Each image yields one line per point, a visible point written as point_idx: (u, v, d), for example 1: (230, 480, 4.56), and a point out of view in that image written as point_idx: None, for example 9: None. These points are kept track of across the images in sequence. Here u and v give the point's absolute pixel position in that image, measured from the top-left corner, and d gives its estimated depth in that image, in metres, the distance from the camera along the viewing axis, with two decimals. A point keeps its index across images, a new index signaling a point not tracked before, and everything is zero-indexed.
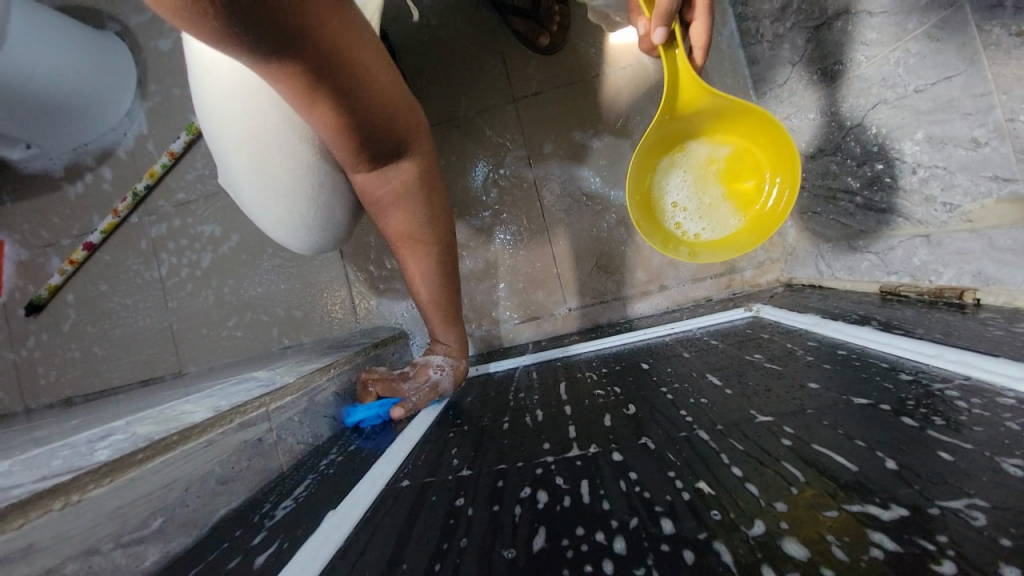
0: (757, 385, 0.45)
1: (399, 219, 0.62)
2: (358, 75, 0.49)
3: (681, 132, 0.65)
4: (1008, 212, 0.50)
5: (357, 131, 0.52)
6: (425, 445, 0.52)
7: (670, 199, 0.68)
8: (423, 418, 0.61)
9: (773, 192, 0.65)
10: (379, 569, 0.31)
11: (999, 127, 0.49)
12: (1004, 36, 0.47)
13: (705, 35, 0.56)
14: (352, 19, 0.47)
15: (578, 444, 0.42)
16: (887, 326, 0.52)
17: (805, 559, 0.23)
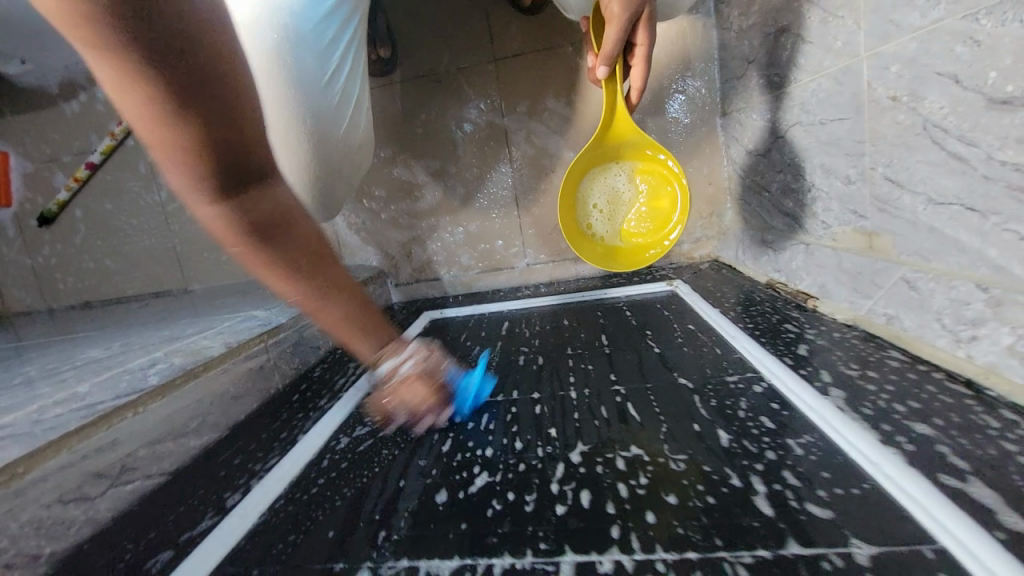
0: (631, 359, 0.63)
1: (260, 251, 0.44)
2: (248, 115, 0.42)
3: (607, 159, 0.81)
4: (856, 241, 0.63)
5: (235, 164, 0.41)
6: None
7: (585, 217, 0.84)
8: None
9: (667, 227, 0.83)
10: (344, 461, 0.50)
11: (865, 172, 0.59)
12: (883, 97, 0.55)
13: (642, 79, 0.72)
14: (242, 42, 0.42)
15: (493, 392, 0.59)
16: (747, 320, 0.67)
17: (578, 476, 0.40)
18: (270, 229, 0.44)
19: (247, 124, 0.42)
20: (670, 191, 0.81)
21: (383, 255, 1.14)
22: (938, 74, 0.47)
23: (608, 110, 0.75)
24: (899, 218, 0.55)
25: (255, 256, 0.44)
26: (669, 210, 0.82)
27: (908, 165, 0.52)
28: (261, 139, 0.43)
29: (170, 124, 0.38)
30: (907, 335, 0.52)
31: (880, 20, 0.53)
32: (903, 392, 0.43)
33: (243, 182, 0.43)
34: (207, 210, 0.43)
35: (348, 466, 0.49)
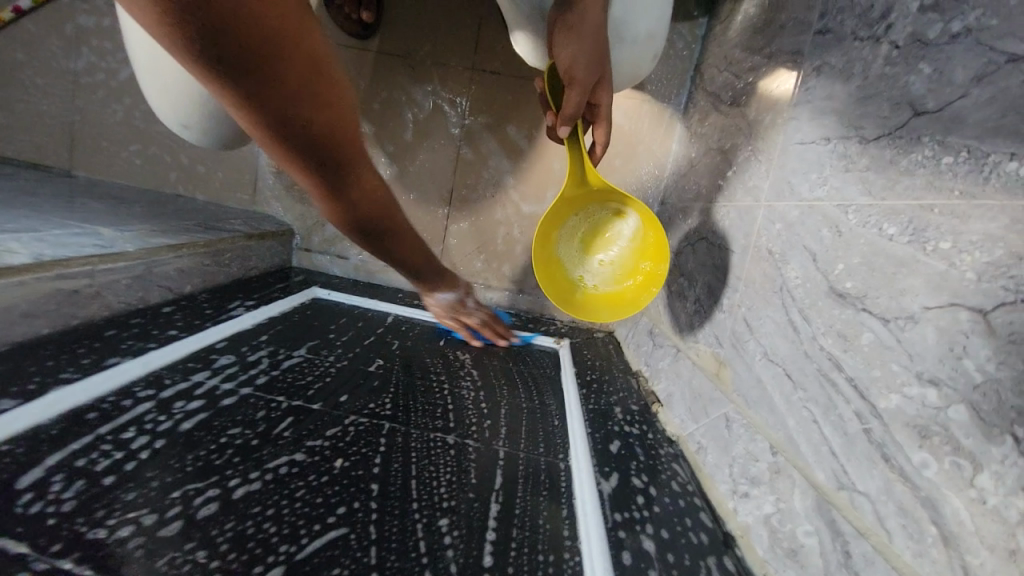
0: (473, 407, 0.62)
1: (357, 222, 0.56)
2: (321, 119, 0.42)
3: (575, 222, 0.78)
4: (708, 364, 0.66)
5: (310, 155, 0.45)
6: (226, 344, 0.65)
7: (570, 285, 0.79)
8: (248, 317, 0.73)
9: (648, 248, 0.75)
10: (111, 425, 0.45)
11: (733, 306, 0.62)
12: (763, 247, 0.58)
13: (605, 136, 0.70)
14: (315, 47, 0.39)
15: (318, 397, 0.56)
16: (592, 402, 0.69)
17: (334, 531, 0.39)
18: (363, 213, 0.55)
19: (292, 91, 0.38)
20: (641, 213, 0.74)
21: (299, 214, 1.08)
22: (804, 247, 0.50)
23: (574, 162, 0.73)
24: (740, 357, 0.58)
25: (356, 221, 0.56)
26: (645, 234, 0.75)
27: (761, 316, 0.55)
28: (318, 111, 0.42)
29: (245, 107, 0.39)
30: (704, 468, 0.55)
31: (782, 177, 0.56)
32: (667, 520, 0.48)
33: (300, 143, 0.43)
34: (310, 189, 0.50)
35: (113, 433, 0.44)
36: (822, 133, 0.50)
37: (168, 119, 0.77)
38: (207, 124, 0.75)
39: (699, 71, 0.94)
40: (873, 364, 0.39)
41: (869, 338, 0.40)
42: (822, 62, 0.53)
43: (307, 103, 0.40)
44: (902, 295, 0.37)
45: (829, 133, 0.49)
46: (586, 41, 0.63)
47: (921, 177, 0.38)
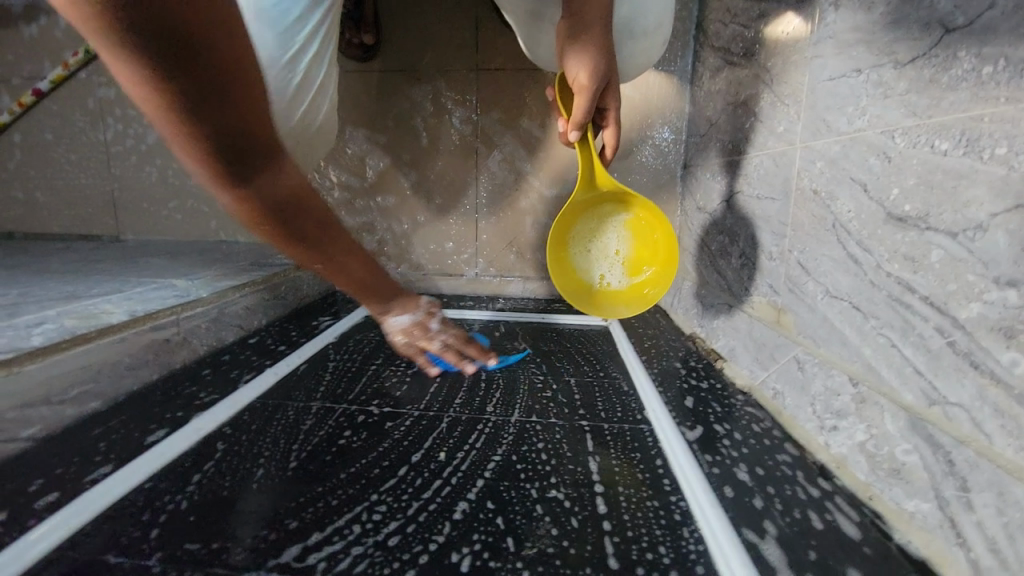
0: (545, 387, 0.65)
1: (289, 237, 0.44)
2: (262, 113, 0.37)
3: (588, 214, 0.74)
4: (767, 313, 0.67)
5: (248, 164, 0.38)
6: (305, 366, 0.69)
7: (574, 279, 0.76)
8: (315, 341, 0.77)
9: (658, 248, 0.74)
10: (237, 443, 0.50)
11: (783, 253, 0.63)
12: (807, 188, 0.58)
13: (615, 138, 0.70)
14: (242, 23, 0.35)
15: (405, 399, 0.60)
16: (655, 366, 0.72)
17: (459, 503, 0.42)
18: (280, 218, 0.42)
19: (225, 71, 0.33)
20: (654, 212, 0.73)
21: None
22: (853, 180, 0.50)
23: (584, 166, 0.71)
24: (801, 301, 0.59)
25: (284, 240, 0.44)
26: (657, 232, 0.73)
27: (816, 256, 0.56)
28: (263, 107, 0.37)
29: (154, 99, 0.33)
30: (784, 412, 0.57)
31: (816, 117, 0.57)
32: (755, 459, 0.50)
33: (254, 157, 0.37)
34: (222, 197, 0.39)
35: (241, 450, 0.49)
36: (852, 66, 0.51)
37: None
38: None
39: (702, 30, 0.93)
40: (947, 279, 0.40)
41: (939, 255, 0.41)
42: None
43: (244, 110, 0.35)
44: (966, 206, 0.38)
45: (860, 65, 0.49)
46: (591, 47, 0.64)
47: (965, 90, 0.38)
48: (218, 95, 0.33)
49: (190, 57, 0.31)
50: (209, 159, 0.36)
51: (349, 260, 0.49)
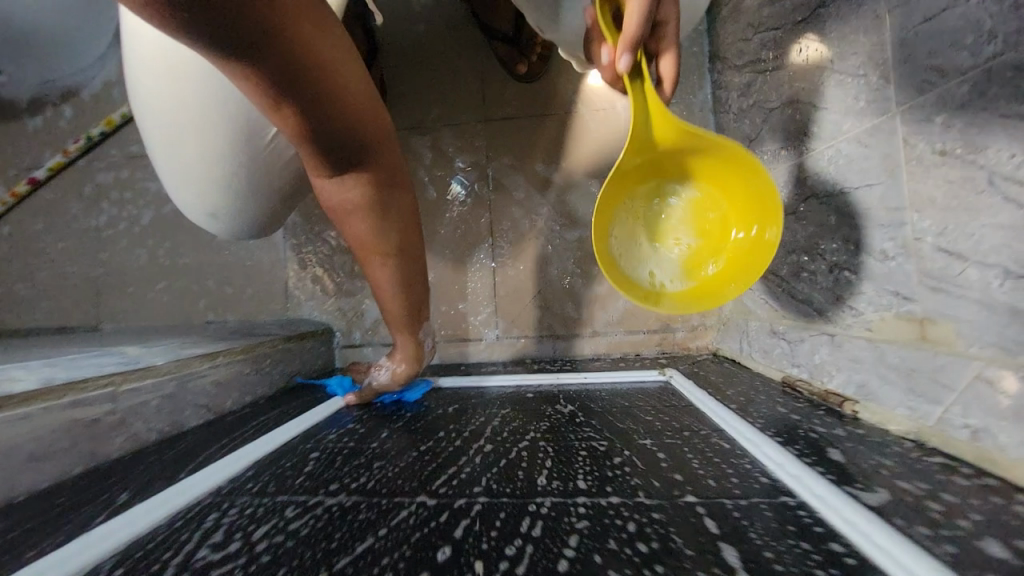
0: (614, 452, 0.47)
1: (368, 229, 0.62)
2: (352, 116, 0.53)
3: (643, 173, 0.58)
4: (901, 329, 0.50)
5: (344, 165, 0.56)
6: (268, 466, 0.50)
7: (615, 253, 0.60)
8: (284, 427, 0.58)
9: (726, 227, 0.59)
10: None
11: (907, 244, 0.48)
12: (927, 153, 0.45)
13: (672, 67, 0.55)
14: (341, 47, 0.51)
15: (423, 486, 0.42)
16: (757, 417, 0.53)
17: None
18: (359, 206, 0.60)
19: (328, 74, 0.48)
20: (728, 185, 0.57)
21: (334, 309, 0.99)
22: (1005, 116, 0.38)
23: (643, 119, 0.54)
24: (962, 299, 0.43)
25: (365, 230, 0.62)
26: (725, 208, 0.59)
27: (970, 231, 0.42)
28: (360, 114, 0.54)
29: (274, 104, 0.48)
30: (1001, 458, 0.37)
31: (915, 70, 0.46)
32: (1007, 528, 0.31)
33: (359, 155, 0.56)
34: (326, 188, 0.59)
35: None
36: None
37: (181, 203, 0.72)
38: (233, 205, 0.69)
39: (718, 58, 0.89)
40: None
41: None
42: None
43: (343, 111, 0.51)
44: None
45: None
46: None
47: None
48: (294, 80, 0.46)
49: (288, 61, 0.44)
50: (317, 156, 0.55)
51: (408, 266, 0.66)
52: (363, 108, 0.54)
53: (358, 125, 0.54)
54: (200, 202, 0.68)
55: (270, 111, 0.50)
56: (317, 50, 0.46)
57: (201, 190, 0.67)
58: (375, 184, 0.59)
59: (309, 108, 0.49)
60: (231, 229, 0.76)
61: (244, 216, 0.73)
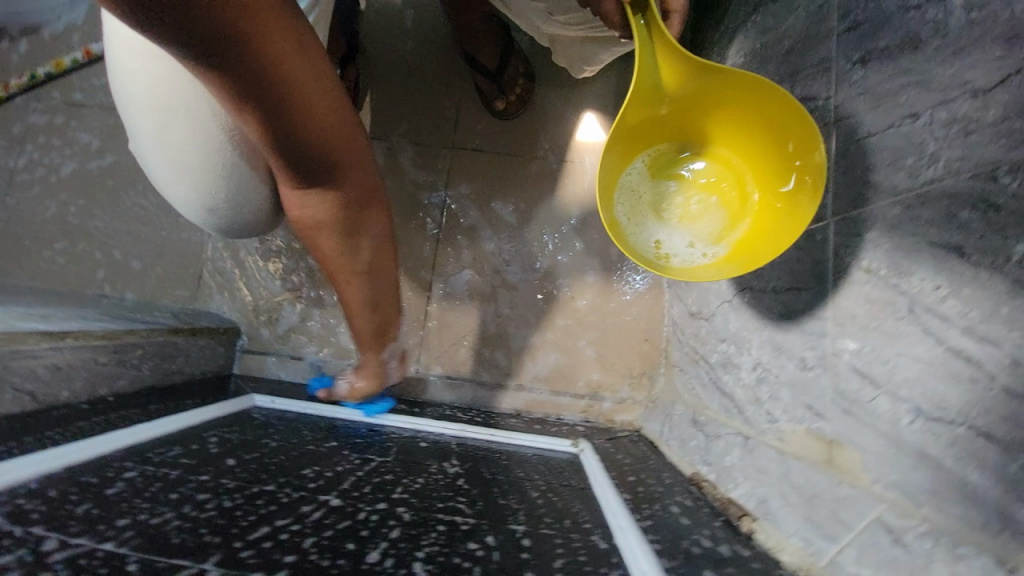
0: (472, 529, 0.41)
1: (338, 253, 0.56)
2: (331, 141, 0.46)
3: (648, 129, 0.53)
4: (809, 447, 0.46)
5: (316, 186, 0.49)
6: (65, 485, 0.41)
7: (621, 216, 0.53)
8: (117, 436, 0.50)
9: (743, 190, 0.52)
10: None
11: (825, 356, 0.45)
12: (852, 267, 0.43)
13: None
14: (324, 66, 0.44)
15: (227, 548, 0.35)
16: (648, 516, 0.47)
17: None
18: (334, 231, 0.53)
19: (305, 93, 0.42)
20: (743, 137, 0.51)
21: (248, 309, 0.90)
22: (932, 244, 0.36)
23: (645, 61, 0.48)
24: (872, 429, 0.40)
25: (337, 254, 0.56)
26: (740, 166, 0.52)
27: (885, 356, 0.39)
28: (341, 138, 0.47)
29: (238, 112, 0.42)
30: None
31: (852, 183, 0.44)
32: None
33: (338, 178, 0.49)
34: (297, 207, 0.52)
35: None
36: (904, 112, 0.40)
37: (180, 205, 0.56)
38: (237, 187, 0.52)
39: None
40: None
41: None
42: (868, 49, 0.45)
43: (322, 134, 0.45)
44: None
45: (917, 108, 0.39)
46: None
47: None
48: (265, 93, 0.40)
49: (252, 66, 0.38)
50: (289, 175, 0.48)
51: (378, 288, 0.61)
52: (336, 129, 0.46)
53: (329, 146, 0.46)
54: (197, 192, 0.52)
55: (243, 124, 0.43)
56: (292, 68, 0.40)
57: (201, 181, 0.51)
58: (346, 207, 0.52)
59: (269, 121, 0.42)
60: (231, 225, 0.58)
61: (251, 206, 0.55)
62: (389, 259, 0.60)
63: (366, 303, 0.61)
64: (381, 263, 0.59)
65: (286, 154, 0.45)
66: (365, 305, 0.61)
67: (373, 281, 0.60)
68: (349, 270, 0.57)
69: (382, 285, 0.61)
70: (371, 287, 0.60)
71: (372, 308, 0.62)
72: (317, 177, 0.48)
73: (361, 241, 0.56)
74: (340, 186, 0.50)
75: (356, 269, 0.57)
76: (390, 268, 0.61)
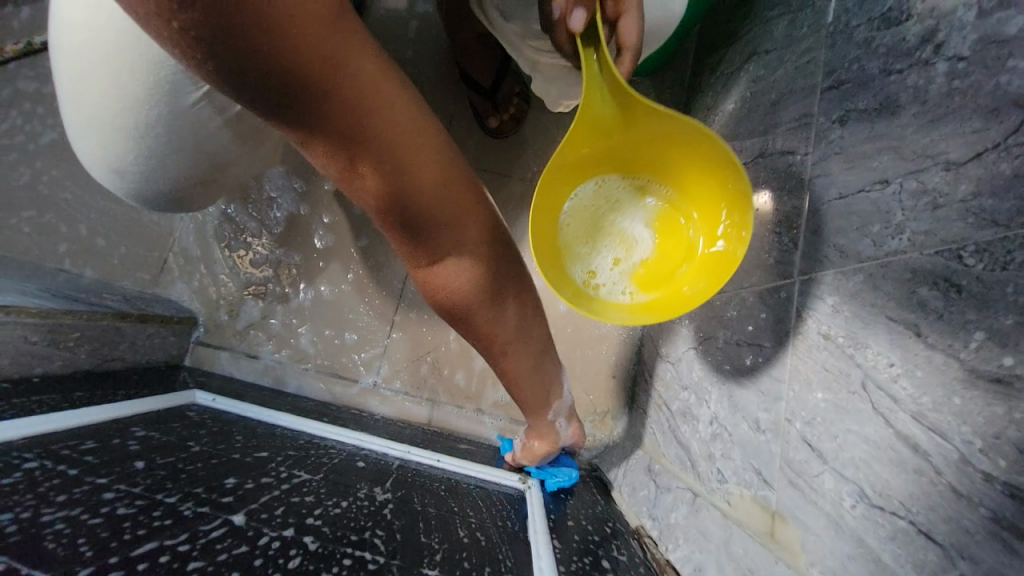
0: (381, 571, 0.38)
1: (497, 330, 0.53)
2: (442, 192, 0.44)
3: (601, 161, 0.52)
4: (754, 516, 0.43)
5: (437, 249, 0.47)
6: None
7: (562, 241, 0.53)
8: (23, 422, 0.46)
9: (685, 232, 0.51)
10: None
11: (777, 422, 0.43)
12: (812, 331, 0.41)
13: (635, 31, 0.49)
14: (425, 116, 0.43)
15: (100, 563, 0.31)
16: (576, 573, 0.44)
17: None
18: (471, 302, 0.50)
19: (404, 138, 0.40)
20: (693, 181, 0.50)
21: (210, 300, 0.88)
22: (891, 319, 0.34)
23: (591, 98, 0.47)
24: (816, 508, 0.37)
25: (488, 331, 0.52)
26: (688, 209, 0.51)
27: (834, 431, 0.37)
28: (451, 187, 0.44)
29: (342, 169, 0.41)
30: None
31: (820, 243, 0.42)
32: None
33: (457, 236, 0.46)
34: (430, 288, 0.50)
35: None
36: (874, 177, 0.38)
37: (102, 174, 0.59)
38: (147, 165, 0.55)
39: None
40: None
41: None
42: (846, 110, 0.43)
43: (430, 183, 0.43)
44: None
45: (887, 174, 0.37)
46: None
47: None
48: (361, 140, 0.38)
49: (346, 111, 0.37)
50: (408, 241, 0.47)
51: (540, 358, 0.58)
52: (447, 178, 0.44)
53: (441, 198, 0.44)
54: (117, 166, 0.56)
55: (356, 189, 0.43)
56: (390, 114, 0.39)
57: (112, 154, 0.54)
58: (481, 275, 0.49)
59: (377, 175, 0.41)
60: (155, 200, 0.61)
61: (165, 183, 0.58)
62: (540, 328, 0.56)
63: (515, 373, 0.57)
64: (528, 332, 0.55)
65: (402, 214, 0.44)
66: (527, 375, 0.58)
67: (528, 353, 0.56)
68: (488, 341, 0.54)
69: (536, 356, 0.57)
70: (526, 362, 0.57)
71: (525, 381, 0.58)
72: (436, 235, 0.45)
73: (501, 307, 0.52)
74: (460, 243, 0.47)
75: (495, 338, 0.53)
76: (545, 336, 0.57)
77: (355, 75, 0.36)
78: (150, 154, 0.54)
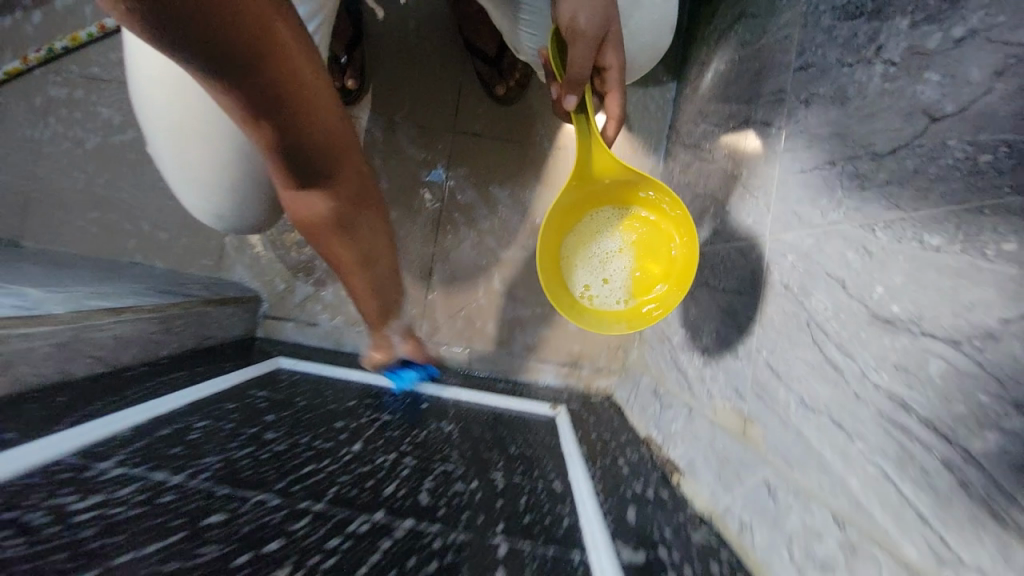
0: (463, 476, 0.53)
1: (346, 242, 0.62)
2: (329, 137, 0.53)
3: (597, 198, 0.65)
4: (732, 421, 0.58)
5: (317, 181, 0.56)
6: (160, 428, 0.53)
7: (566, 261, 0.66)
8: (182, 396, 0.61)
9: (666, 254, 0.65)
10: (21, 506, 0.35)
11: (750, 352, 0.56)
12: (777, 281, 0.52)
13: (619, 106, 0.62)
14: (323, 79, 0.52)
15: (283, 476, 0.46)
16: (599, 470, 0.60)
17: None
18: (326, 219, 0.59)
19: (309, 98, 0.50)
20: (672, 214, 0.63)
21: (268, 279, 1.00)
22: (829, 275, 0.45)
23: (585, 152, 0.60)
24: (772, 411, 0.51)
25: (336, 241, 0.62)
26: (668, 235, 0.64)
27: (788, 358, 0.49)
28: (336, 134, 0.55)
29: (254, 121, 0.49)
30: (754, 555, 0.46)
31: (787, 210, 0.52)
32: None
33: (331, 169, 0.56)
34: (295, 203, 0.59)
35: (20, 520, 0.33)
36: (824, 158, 0.48)
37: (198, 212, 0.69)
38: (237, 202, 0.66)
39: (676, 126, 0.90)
40: (953, 399, 0.34)
41: (939, 366, 0.35)
42: (811, 93, 0.51)
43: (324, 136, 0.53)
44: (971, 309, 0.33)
45: (834, 157, 0.46)
46: None
47: (959, 179, 0.34)
48: (273, 99, 0.47)
49: (263, 77, 0.45)
50: (286, 173, 0.55)
51: (380, 268, 0.67)
52: (332, 127, 0.54)
53: (326, 143, 0.53)
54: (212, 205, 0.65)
55: (254, 134, 0.51)
56: (298, 75, 0.48)
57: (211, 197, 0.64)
58: (342, 203, 0.59)
59: (275, 130, 0.49)
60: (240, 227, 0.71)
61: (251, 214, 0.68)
62: (382, 238, 0.66)
63: (365, 282, 0.67)
64: (376, 244, 0.65)
65: (298, 157, 0.52)
66: (361, 279, 0.67)
67: (370, 266, 0.66)
68: (355, 257, 0.64)
69: (382, 265, 0.67)
70: (377, 276, 0.67)
71: (379, 286, 0.68)
72: (320, 171, 0.55)
73: (351, 223, 0.61)
74: (330, 174, 0.56)
75: (349, 249, 0.63)
76: (384, 243, 0.66)
77: (279, 51, 0.45)
78: (228, 184, 0.64)
